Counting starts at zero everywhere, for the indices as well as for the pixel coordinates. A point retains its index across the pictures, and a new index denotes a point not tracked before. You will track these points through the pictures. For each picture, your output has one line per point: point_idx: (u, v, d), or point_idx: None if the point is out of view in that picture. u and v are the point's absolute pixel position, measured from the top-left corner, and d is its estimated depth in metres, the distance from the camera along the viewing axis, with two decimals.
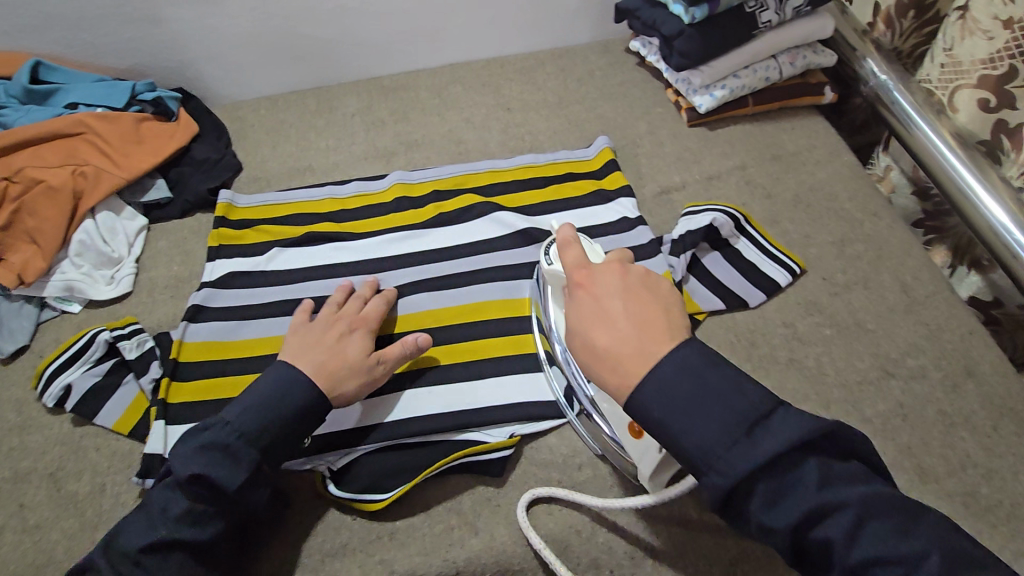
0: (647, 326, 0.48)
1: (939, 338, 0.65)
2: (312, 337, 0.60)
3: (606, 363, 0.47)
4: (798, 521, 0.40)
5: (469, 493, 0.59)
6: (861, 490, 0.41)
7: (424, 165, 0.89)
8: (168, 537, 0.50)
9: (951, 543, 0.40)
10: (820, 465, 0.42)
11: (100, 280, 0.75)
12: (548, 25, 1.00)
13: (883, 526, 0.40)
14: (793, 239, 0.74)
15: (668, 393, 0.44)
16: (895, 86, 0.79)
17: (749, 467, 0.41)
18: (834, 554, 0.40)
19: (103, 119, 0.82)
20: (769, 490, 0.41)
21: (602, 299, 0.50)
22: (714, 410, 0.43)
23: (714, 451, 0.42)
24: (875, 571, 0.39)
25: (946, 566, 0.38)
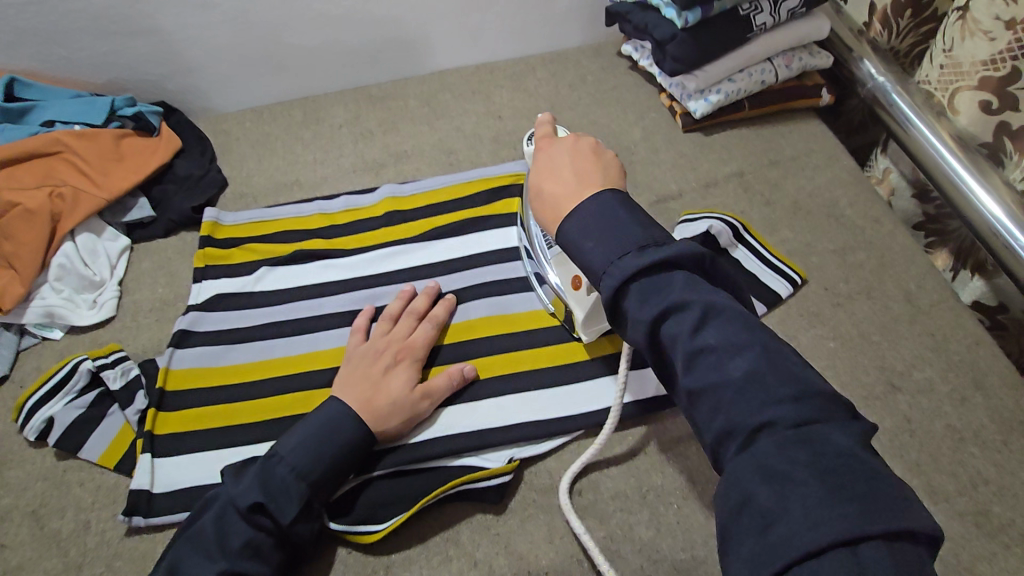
0: (585, 177, 0.51)
1: (945, 348, 0.63)
2: (360, 367, 0.60)
3: (546, 203, 0.52)
4: (657, 315, 0.40)
5: (468, 522, 0.57)
6: (717, 299, 0.40)
7: (414, 176, 0.87)
8: (227, 570, 0.48)
9: (785, 353, 0.38)
10: (688, 276, 0.42)
11: (81, 304, 0.73)
12: (538, 29, 0.98)
13: (729, 324, 0.39)
14: (793, 248, 0.72)
15: (585, 217, 0.47)
16: (893, 88, 0.78)
17: (639, 270, 0.42)
18: (680, 347, 0.39)
19: (82, 137, 0.79)
20: (642, 291, 0.42)
21: (555, 157, 0.54)
22: (620, 228, 0.45)
23: (610, 256, 0.44)
24: (707, 358, 0.38)
25: (769, 359, 0.37)
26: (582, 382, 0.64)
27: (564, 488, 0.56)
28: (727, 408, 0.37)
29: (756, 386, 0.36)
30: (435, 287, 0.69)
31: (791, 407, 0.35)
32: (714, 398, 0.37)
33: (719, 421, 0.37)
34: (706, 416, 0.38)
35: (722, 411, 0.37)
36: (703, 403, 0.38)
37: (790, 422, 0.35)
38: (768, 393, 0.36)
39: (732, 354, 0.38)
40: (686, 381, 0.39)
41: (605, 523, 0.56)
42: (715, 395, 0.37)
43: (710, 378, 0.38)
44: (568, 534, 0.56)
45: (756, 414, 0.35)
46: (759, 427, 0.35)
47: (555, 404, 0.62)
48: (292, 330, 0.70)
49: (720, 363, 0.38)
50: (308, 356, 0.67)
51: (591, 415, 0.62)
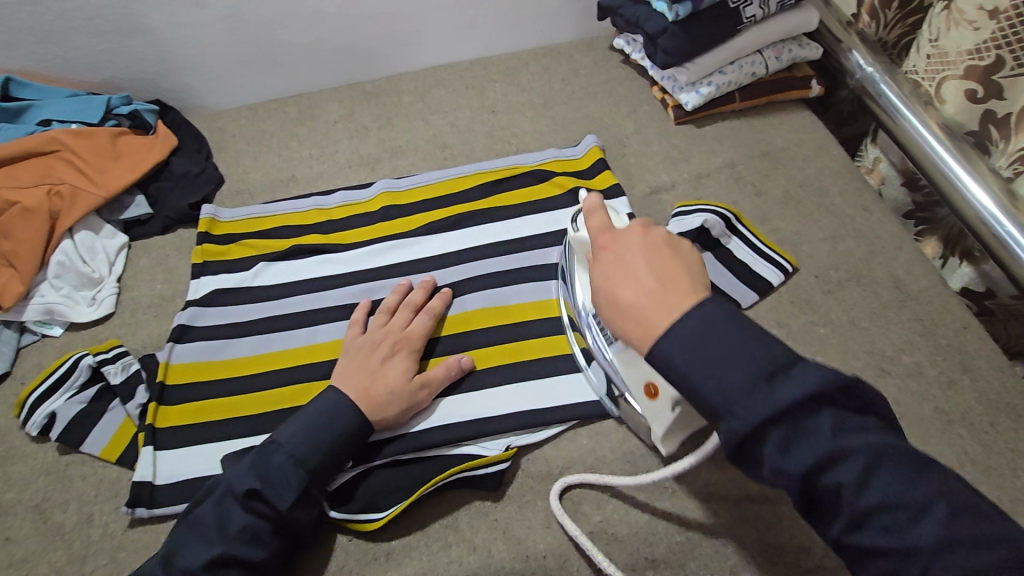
0: (670, 280, 0.46)
1: (934, 333, 0.64)
2: (357, 359, 0.61)
3: (630, 314, 0.46)
4: (811, 469, 0.37)
5: (466, 509, 0.58)
6: (872, 440, 0.38)
7: (409, 171, 0.87)
8: (223, 554, 0.50)
9: (966, 498, 0.37)
10: (833, 414, 0.39)
11: (81, 301, 0.74)
12: (531, 24, 0.99)
13: (895, 472, 0.37)
14: (785, 237, 0.73)
15: (689, 343, 0.42)
16: (882, 78, 0.79)
17: (772, 413, 0.38)
18: (844, 500, 0.37)
19: (79, 136, 0.80)
20: (783, 436, 0.38)
21: (626, 255, 0.49)
22: (735, 356, 0.40)
23: (734, 395, 0.39)
24: (881, 520, 0.37)
25: (957, 519, 0.36)
26: (576, 371, 0.65)
27: (554, 492, 0.57)
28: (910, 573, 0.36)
29: (945, 554, 0.35)
30: (432, 282, 0.70)
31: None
32: (894, 562, 0.36)
33: None
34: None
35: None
36: (875, 562, 0.37)
37: None
38: (965, 561, 0.35)
39: (915, 517, 0.36)
40: (851, 536, 0.38)
41: (601, 508, 0.57)
42: (897, 560, 0.36)
43: (888, 539, 0.36)
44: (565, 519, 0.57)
45: None
46: None
47: (550, 392, 0.63)
48: (290, 324, 0.71)
49: (900, 523, 0.36)
50: (305, 349, 0.68)
51: (587, 404, 0.62)
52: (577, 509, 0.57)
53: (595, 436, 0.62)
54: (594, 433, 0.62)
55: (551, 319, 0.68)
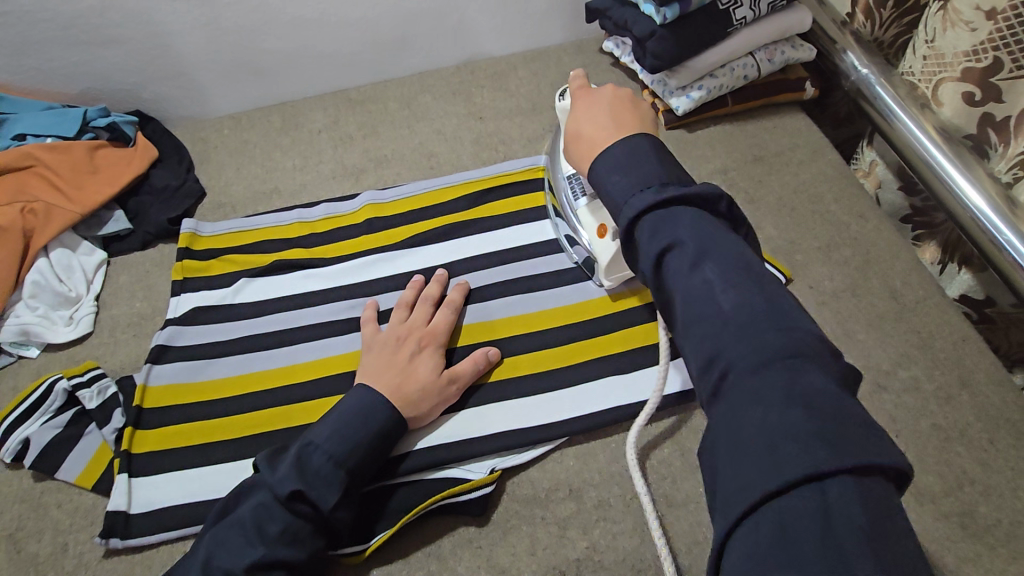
0: (621, 121, 0.51)
1: (931, 346, 0.63)
2: (385, 356, 0.60)
3: (581, 141, 0.51)
4: (664, 247, 0.40)
5: (450, 535, 0.56)
6: (719, 238, 0.40)
7: (394, 181, 0.85)
8: (265, 557, 0.48)
9: (781, 295, 0.37)
10: (697, 214, 0.41)
11: (58, 321, 0.72)
12: (519, 27, 0.96)
13: (726, 261, 0.38)
14: (778, 246, 0.71)
15: (613, 159, 0.47)
16: (877, 80, 0.76)
17: (653, 204, 0.42)
18: (679, 282, 0.39)
19: (54, 150, 0.78)
20: (651, 225, 0.42)
21: (592, 99, 0.54)
22: (641, 170, 0.45)
23: (635, 191, 0.44)
24: (701, 292, 0.38)
25: (763, 299, 0.36)
26: (564, 390, 0.63)
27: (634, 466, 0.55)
28: (712, 343, 0.36)
29: (742, 319, 0.35)
30: (445, 274, 0.70)
31: (771, 339, 0.34)
32: (706, 329, 0.37)
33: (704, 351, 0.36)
34: (694, 347, 0.37)
35: (710, 345, 0.36)
36: (694, 334, 0.37)
37: (775, 354, 0.33)
38: (755, 328, 0.35)
39: (727, 288, 0.37)
40: (681, 315, 0.39)
41: (588, 533, 0.55)
42: (705, 329, 0.37)
43: (701, 312, 0.37)
44: (551, 545, 0.55)
45: (736, 347, 0.35)
46: (737, 360, 0.34)
47: (536, 411, 0.61)
48: (271, 342, 0.69)
49: (710, 297, 0.37)
50: (286, 369, 0.66)
51: (574, 422, 0.61)
52: (564, 535, 0.55)
53: (584, 456, 0.60)
54: (583, 454, 0.60)
55: (536, 333, 0.67)
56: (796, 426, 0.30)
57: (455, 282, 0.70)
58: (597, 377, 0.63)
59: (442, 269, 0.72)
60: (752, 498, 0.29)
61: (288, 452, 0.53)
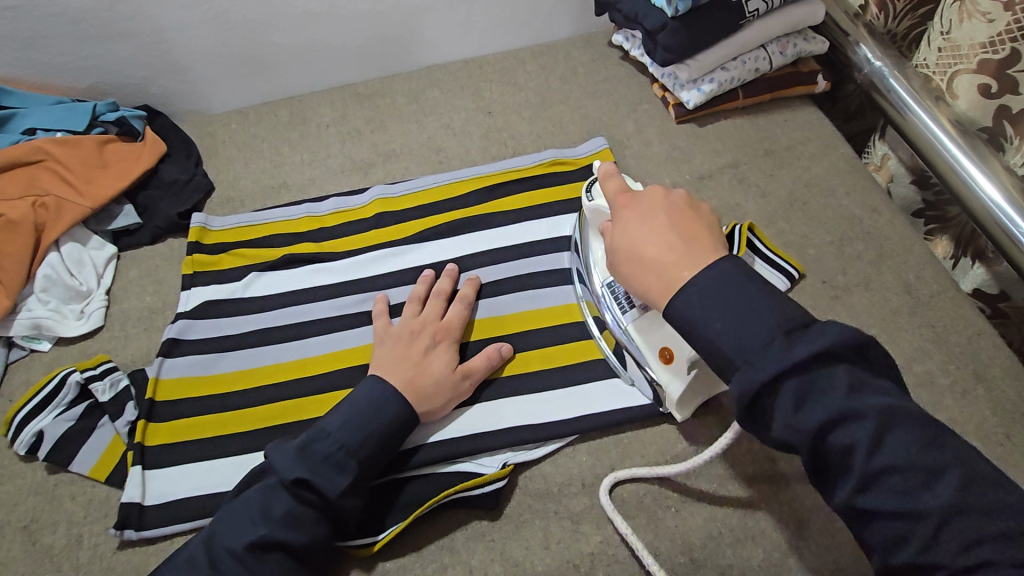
0: (692, 243, 0.48)
1: (946, 340, 0.62)
2: (399, 350, 0.60)
3: (653, 271, 0.48)
4: (824, 424, 0.38)
5: (463, 529, 0.56)
6: (886, 400, 0.39)
7: (403, 176, 0.85)
8: (265, 537, 0.49)
9: (981, 469, 0.38)
10: (852, 374, 0.40)
11: (69, 315, 0.72)
12: (527, 20, 0.96)
13: (910, 437, 0.38)
14: (790, 241, 0.71)
15: (710, 300, 0.43)
16: (891, 73, 0.76)
17: (793, 365, 0.39)
18: (855, 462, 0.38)
19: (64, 144, 0.78)
20: (797, 391, 0.39)
21: (647, 216, 0.51)
22: (751, 313, 0.42)
23: (750, 346, 0.41)
24: (891, 482, 0.38)
25: (967, 485, 0.37)
26: (577, 386, 0.63)
27: (604, 489, 0.56)
28: (918, 539, 0.37)
29: (954, 519, 0.37)
30: (456, 269, 0.70)
31: (996, 542, 0.36)
32: (904, 525, 0.38)
33: (910, 552, 0.38)
34: (888, 539, 0.38)
35: (914, 541, 0.37)
36: (883, 523, 0.38)
37: (1001, 558, 0.36)
38: (970, 527, 0.37)
39: (925, 480, 0.38)
40: (860, 497, 0.39)
41: (602, 528, 0.55)
42: (904, 523, 0.38)
43: (900, 502, 0.38)
44: (564, 539, 0.55)
45: (958, 554, 0.36)
46: (962, 562, 0.36)
47: (548, 406, 0.61)
48: (283, 336, 0.69)
49: (909, 486, 0.38)
50: (298, 363, 0.66)
51: (585, 417, 0.61)
52: (576, 530, 0.55)
53: (596, 451, 0.60)
54: (595, 449, 0.60)
55: (547, 329, 0.66)
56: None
57: (467, 277, 0.70)
58: (609, 372, 0.63)
59: (452, 263, 0.72)
60: None
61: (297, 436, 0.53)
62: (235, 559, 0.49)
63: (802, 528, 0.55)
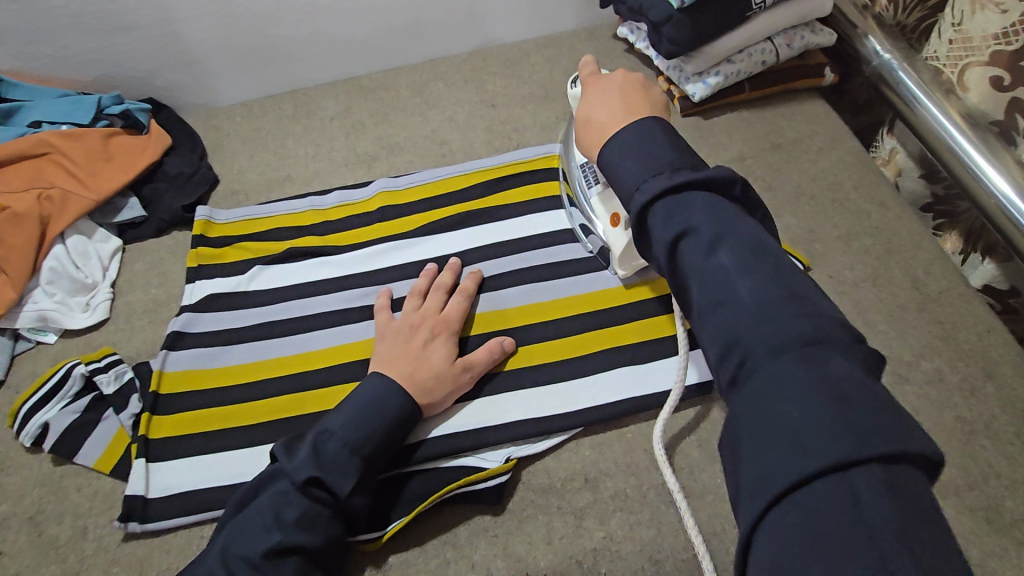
0: (633, 111, 0.51)
1: (955, 337, 0.61)
2: (398, 343, 0.60)
3: (595, 131, 0.52)
4: (676, 235, 0.40)
5: (466, 524, 0.56)
6: (734, 223, 0.40)
7: (407, 169, 0.85)
8: (281, 543, 0.48)
9: (795, 279, 0.37)
10: (712, 200, 0.42)
11: (75, 307, 0.72)
12: (532, 12, 0.95)
13: (741, 245, 0.39)
14: (797, 235, 0.70)
15: (626, 142, 0.46)
16: (900, 65, 0.75)
17: (669, 188, 0.42)
18: (693, 269, 0.39)
19: (69, 137, 0.78)
20: (667, 209, 0.42)
21: (604, 89, 0.54)
22: (655, 154, 0.45)
23: (644, 176, 0.44)
24: (716, 279, 0.38)
25: (780, 285, 0.37)
26: (582, 380, 0.62)
27: (657, 437, 0.55)
28: (727, 333, 0.36)
29: (760, 308, 0.36)
30: (458, 262, 0.70)
31: (792, 325, 0.34)
32: (721, 319, 0.37)
33: (721, 341, 0.36)
34: (710, 342, 0.38)
35: (726, 331, 0.36)
36: (710, 325, 0.38)
37: (792, 340, 0.34)
38: (773, 314, 0.35)
39: (741, 277, 0.38)
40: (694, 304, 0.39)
41: (605, 523, 0.55)
42: (719, 319, 0.37)
43: (718, 296, 0.38)
44: (567, 534, 0.55)
45: (757, 334, 0.35)
46: (756, 348, 0.35)
47: (552, 401, 0.61)
48: (286, 330, 0.69)
49: (727, 282, 0.38)
50: (301, 357, 0.66)
51: (589, 412, 0.60)
52: (580, 525, 0.55)
53: (599, 447, 0.60)
54: (598, 443, 0.60)
55: (550, 322, 0.66)
56: (823, 414, 0.31)
57: (470, 270, 0.70)
58: (614, 366, 0.63)
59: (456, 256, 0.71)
60: (774, 494, 0.30)
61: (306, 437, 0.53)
62: (251, 568, 0.47)
63: None
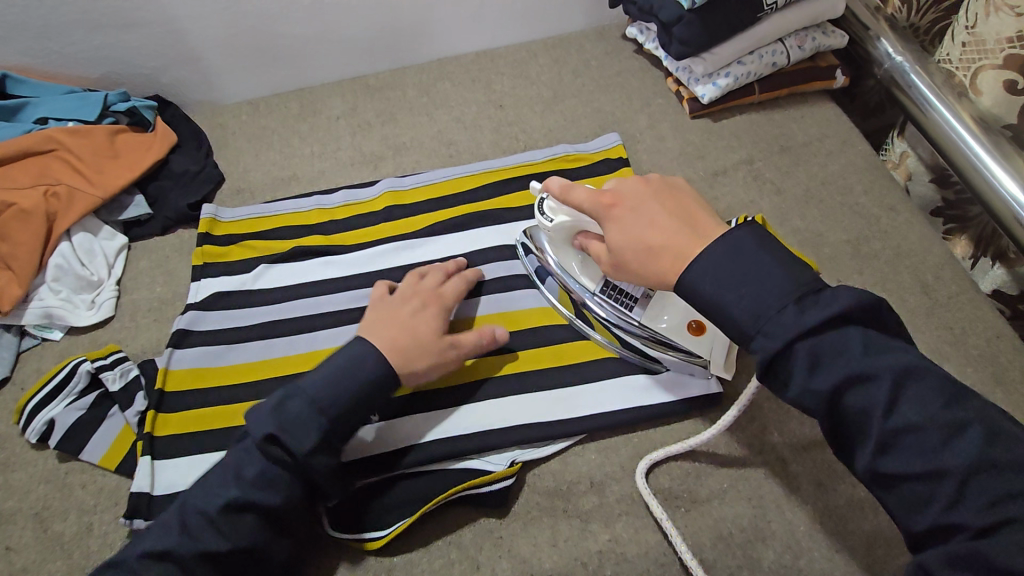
0: (691, 222, 0.48)
1: (965, 343, 0.61)
2: (388, 312, 0.59)
3: (666, 256, 0.47)
4: (837, 385, 0.40)
5: (471, 526, 0.56)
6: (902, 361, 0.40)
7: (413, 170, 0.85)
8: (238, 499, 0.48)
9: (998, 426, 0.38)
10: (864, 336, 0.41)
11: (80, 304, 0.72)
12: (540, 13, 0.95)
13: (927, 393, 0.39)
14: (805, 239, 0.70)
15: (726, 270, 0.44)
16: (912, 68, 0.74)
17: (804, 330, 0.40)
18: (870, 423, 0.39)
19: (75, 134, 0.78)
20: (810, 354, 0.41)
21: (639, 208, 0.50)
22: (762, 278, 0.42)
23: (763, 311, 0.42)
24: (909, 441, 0.38)
25: (988, 442, 0.37)
26: (588, 384, 0.62)
27: (641, 470, 0.56)
28: (942, 500, 0.37)
29: (975, 474, 0.37)
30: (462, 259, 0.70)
31: (1018, 501, 0.36)
32: (925, 484, 0.38)
33: (933, 512, 0.38)
34: (912, 504, 0.39)
35: (936, 502, 0.38)
36: (907, 487, 0.39)
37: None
38: (995, 484, 0.37)
39: (946, 439, 0.38)
40: (877, 462, 0.39)
41: (610, 527, 0.55)
42: (922, 482, 0.38)
43: (919, 460, 0.38)
44: (572, 537, 0.55)
45: (983, 512, 0.36)
46: (991, 524, 0.36)
47: (557, 404, 0.61)
48: (292, 329, 0.69)
49: (929, 445, 0.38)
50: (306, 356, 0.66)
51: (594, 417, 0.60)
52: (585, 528, 0.55)
53: (605, 450, 0.60)
54: (604, 447, 0.60)
55: (557, 325, 0.66)
56: None
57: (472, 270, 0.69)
58: (620, 370, 0.63)
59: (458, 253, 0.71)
60: None
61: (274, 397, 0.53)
62: (207, 522, 0.48)
63: (815, 529, 0.54)
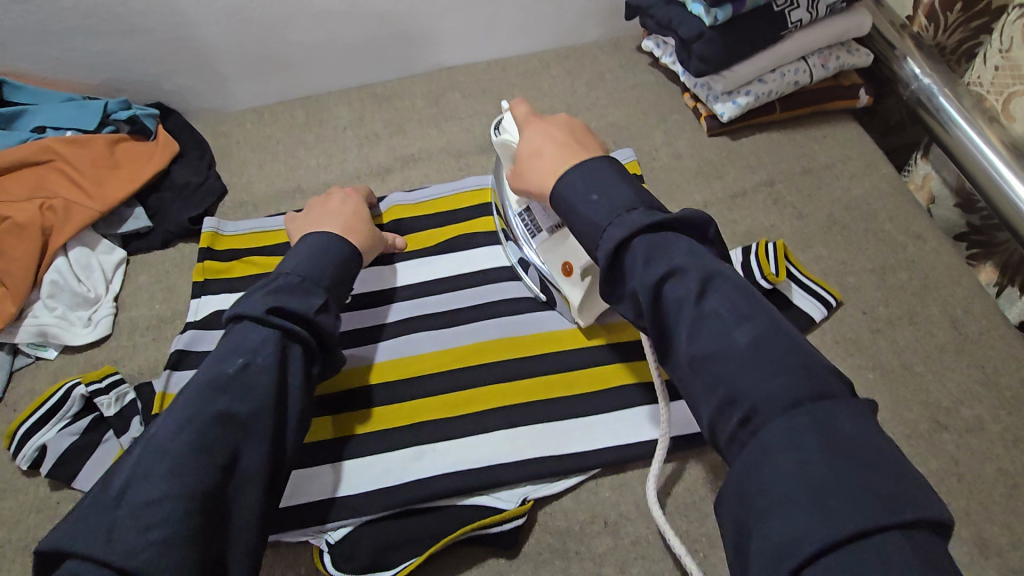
0: (583, 144, 0.53)
1: (996, 382, 0.59)
2: (320, 211, 0.67)
3: (549, 163, 0.51)
4: (661, 275, 0.39)
5: (480, 567, 0.54)
6: (716, 267, 0.40)
7: (421, 184, 0.82)
8: (254, 364, 0.47)
9: (789, 329, 0.37)
10: (689, 243, 0.42)
11: (76, 322, 0.70)
12: (553, 23, 0.92)
13: (730, 290, 0.39)
14: (828, 267, 0.67)
15: (585, 176, 0.47)
16: (940, 90, 0.71)
17: (643, 226, 0.42)
18: (683, 311, 0.39)
19: (74, 144, 0.75)
20: (646, 248, 0.41)
21: (549, 127, 0.55)
22: (618, 188, 0.45)
23: (615, 211, 0.44)
24: (709, 324, 0.37)
25: (772, 333, 0.36)
26: (604, 415, 0.60)
27: (651, 497, 0.52)
28: (729, 381, 0.36)
29: (760, 356, 0.35)
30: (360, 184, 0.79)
31: (794, 380, 0.34)
32: (720, 370, 0.36)
33: (721, 393, 0.36)
34: (705, 393, 0.37)
35: (726, 382, 0.36)
36: (708, 376, 0.37)
37: (799, 399, 0.33)
38: (772, 364, 0.35)
39: (735, 323, 0.37)
40: (689, 348, 0.38)
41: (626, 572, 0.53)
42: (718, 365, 0.36)
43: (714, 345, 0.37)
44: None
45: (758, 390, 0.34)
46: (762, 403, 0.34)
47: (572, 437, 0.58)
48: None
49: (722, 328, 0.37)
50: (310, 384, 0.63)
51: (610, 451, 0.58)
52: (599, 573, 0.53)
53: (620, 488, 0.57)
54: (619, 485, 0.57)
55: (569, 352, 0.64)
56: (840, 477, 0.30)
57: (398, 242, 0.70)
58: (637, 402, 0.60)
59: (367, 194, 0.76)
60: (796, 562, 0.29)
61: (259, 286, 0.53)
62: (220, 389, 0.45)
63: None
